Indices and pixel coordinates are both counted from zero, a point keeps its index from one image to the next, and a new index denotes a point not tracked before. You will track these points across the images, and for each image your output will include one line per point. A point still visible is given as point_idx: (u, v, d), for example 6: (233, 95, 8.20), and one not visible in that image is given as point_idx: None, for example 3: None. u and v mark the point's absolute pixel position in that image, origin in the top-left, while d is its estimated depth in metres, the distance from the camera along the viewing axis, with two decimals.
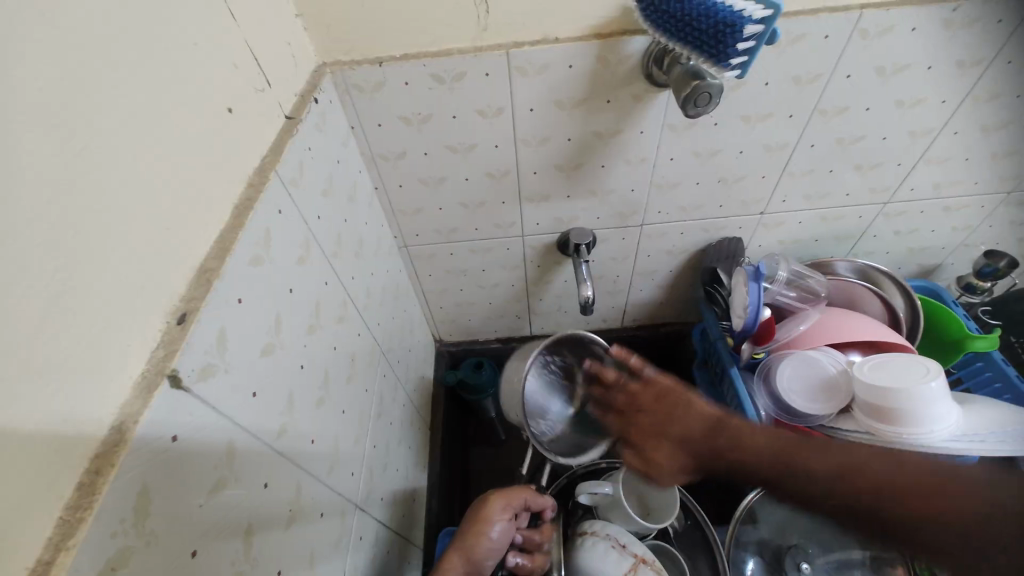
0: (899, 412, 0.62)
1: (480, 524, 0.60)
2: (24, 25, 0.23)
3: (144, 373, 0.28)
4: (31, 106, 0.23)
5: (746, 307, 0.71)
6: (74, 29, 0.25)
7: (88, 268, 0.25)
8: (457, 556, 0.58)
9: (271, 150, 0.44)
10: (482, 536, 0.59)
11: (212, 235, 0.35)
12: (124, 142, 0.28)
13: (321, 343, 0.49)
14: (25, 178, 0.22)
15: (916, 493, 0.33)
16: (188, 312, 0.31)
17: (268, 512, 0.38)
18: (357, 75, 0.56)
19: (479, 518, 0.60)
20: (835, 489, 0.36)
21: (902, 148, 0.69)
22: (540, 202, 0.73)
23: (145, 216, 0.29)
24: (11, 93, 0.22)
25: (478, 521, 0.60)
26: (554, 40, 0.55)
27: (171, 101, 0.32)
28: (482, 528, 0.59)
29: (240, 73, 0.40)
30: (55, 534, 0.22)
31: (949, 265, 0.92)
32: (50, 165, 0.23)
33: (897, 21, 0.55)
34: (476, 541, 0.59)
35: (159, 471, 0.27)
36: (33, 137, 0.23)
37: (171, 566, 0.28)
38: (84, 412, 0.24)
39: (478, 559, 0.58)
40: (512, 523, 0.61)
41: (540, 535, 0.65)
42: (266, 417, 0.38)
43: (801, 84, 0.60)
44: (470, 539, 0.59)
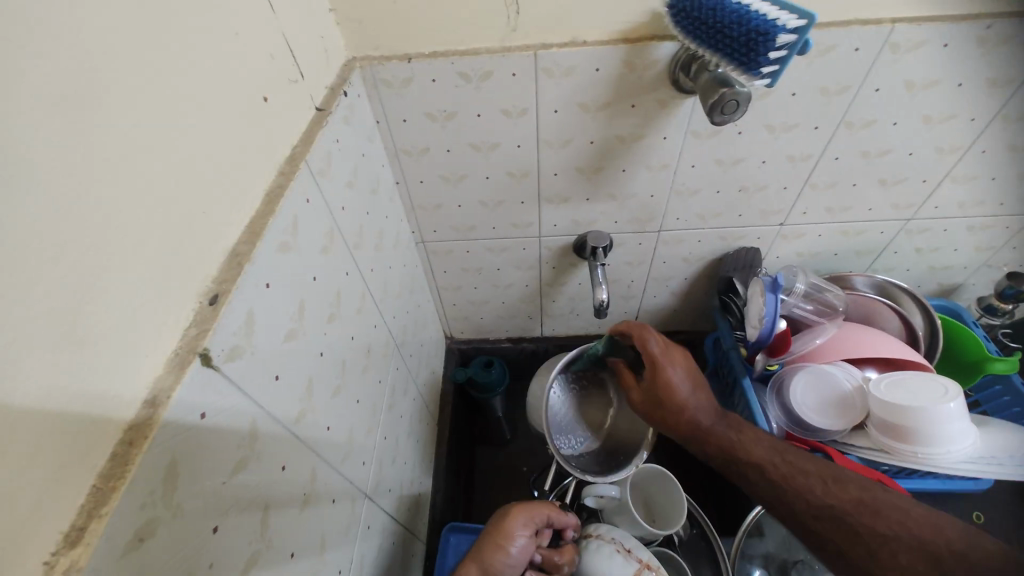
0: (914, 431, 0.61)
1: (499, 538, 0.58)
2: (77, 10, 0.23)
3: (177, 350, 0.28)
4: (78, 89, 0.23)
5: (762, 318, 0.70)
6: (123, 17, 0.26)
7: (128, 246, 0.26)
8: (471, 565, 0.56)
9: (301, 140, 0.44)
10: (502, 552, 0.57)
11: (242, 220, 0.35)
12: (163, 127, 0.29)
13: (340, 332, 0.49)
14: (68, 157, 0.23)
15: (885, 492, 0.48)
16: (219, 294, 0.31)
17: (284, 495, 0.39)
18: (385, 70, 0.57)
19: (499, 529, 0.58)
20: (828, 479, 0.50)
21: (929, 165, 0.68)
22: (559, 203, 0.74)
23: (179, 200, 0.29)
24: (59, 75, 0.23)
25: (498, 534, 0.58)
26: (581, 42, 0.55)
27: (209, 90, 0.33)
28: (501, 542, 0.57)
29: (275, 63, 0.41)
30: (88, 501, 0.23)
31: (970, 285, 0.91)
32: (95, 146, 0.24)
33: (928, 36, 0.54)
34: (492, 552, 0.56)
35: (189, 447, 0.28)
36: (78, 120, 0.23)
37: (193, 540, 0.29)
38: (117, 384, 0.25)
39: (495, 575, 0.56)
40: (531, 538, 0.59)
41: (560, 556, 0.61)
42: (286, 401, 0.39)
43: (828, 95, 0.60)
44: (485, 550, 0.57)
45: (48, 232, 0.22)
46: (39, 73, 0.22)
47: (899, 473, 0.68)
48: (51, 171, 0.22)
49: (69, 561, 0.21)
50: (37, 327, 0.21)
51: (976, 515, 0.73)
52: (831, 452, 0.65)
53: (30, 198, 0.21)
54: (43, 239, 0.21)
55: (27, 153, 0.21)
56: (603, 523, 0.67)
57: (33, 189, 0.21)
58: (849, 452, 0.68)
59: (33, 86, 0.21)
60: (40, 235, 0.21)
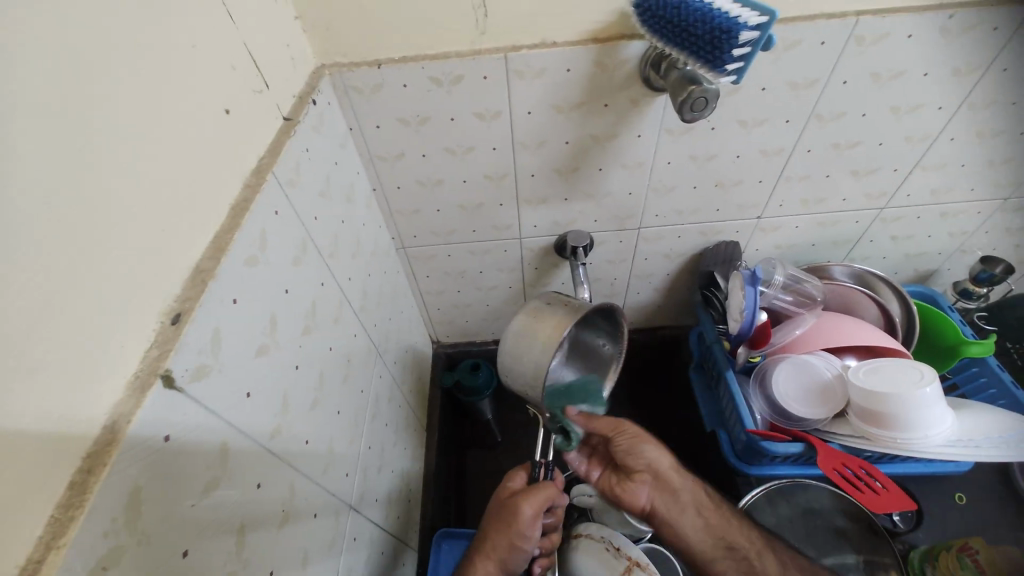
0: (893, 416, 0.62)
1: (511, 539, 0.58)
2: (27, 6, 0.23)
3: (137, 372, 0.28)
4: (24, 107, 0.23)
5: (742, 311, 0.71)
6: (75, 14, 0.26)
7: (84, 266, 0.25)
8: (488, 563, 0.58)
9: (268, 151, 0.44)
10: (516, 550, 0.58)
11: (208, 235, 0.35)
12: (127, 131, 0.28)
13: (316, 345, 0.49)
14: (19, 181, 0.22)
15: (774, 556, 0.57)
16: (182, 312, 0.31)
17: (260, 514, 0.38)
18: (355, 76, 0.56)
19: (510, 531, 0.58)
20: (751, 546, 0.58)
21: (899, 154, 0.70)
22: (537, 204, 0.74)
23: (140, 216, 0.29)
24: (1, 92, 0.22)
25: (508, 538, 0.58)
26: (552, 43, 0.55)
27: (168, 104, 0.32)
28: (514, 542, 0.58)
29: (238, 74, 0.40)
30: (46, 532, 0.22)
31: (945, 270, 0.92)
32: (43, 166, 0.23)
33: (893, 28, 0.55)
34: (508, 553, 0.58)
35: (151, 471, 0.28)
36: (24, 141, 0.22)
37: (160, 566, 0.28)
38: (78, 408, 0.24)
39: (514, 566, 0.59)
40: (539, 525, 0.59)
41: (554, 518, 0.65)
42: (260, 417, 0.38)
43: (798, 88, 0.61)
44: (501, 550, 0.58)
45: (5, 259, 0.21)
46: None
47: (880, 458, 0.69)
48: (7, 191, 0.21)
49: None
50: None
51: (958, 495, 0.75)
52: (814, 441, 0.66)
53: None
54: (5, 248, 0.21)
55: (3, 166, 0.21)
56: (593, 522, 0.67)
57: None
58: (830, 440, 0.69)
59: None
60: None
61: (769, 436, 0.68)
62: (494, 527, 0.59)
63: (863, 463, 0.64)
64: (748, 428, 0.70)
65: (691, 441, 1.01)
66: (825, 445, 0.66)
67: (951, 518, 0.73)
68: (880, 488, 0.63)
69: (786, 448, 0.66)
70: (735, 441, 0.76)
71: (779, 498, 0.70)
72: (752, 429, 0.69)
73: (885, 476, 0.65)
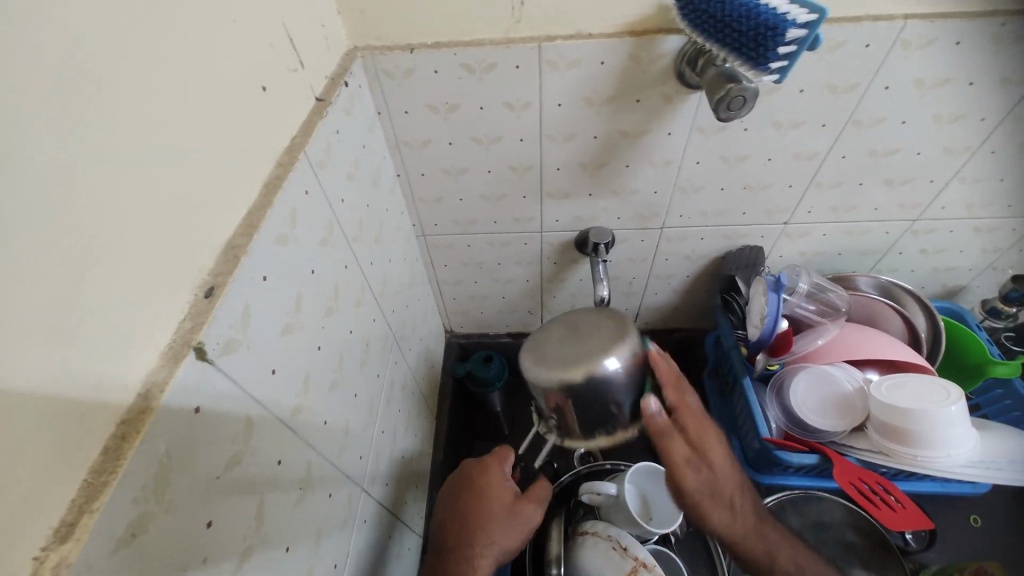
0: (915, 433, 0.61)
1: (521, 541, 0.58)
2: None
3: (171, 343, 0.28)
4: (63, 84, 0.22)
5: (764, 317, 0.70)
6: None
7: (118, 240, 0.25)
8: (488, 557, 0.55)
9: (300, 130, 0.44)
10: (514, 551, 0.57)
11: (241, 212, 0.35)
12: (160, 104, 0.28)
13: (337, 327, 0.49)
14: (58, 157, 0.22)
15: None
16: (215, 287, 0.31)
17: (280, 488, 0.38)
18: (387, 60, 0.56)
19: (524, 533, 0.58)
20: None
21: (937, 165, 0.68)
22: (561, 198, 0.73)
23: (172, 190, 0.29)
24: (34, 60, 0.21)
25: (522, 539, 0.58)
26: (586, 35, 0.54)
27: (205, 83, 0.32)
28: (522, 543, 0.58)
29: (275, 52, 0.40)
30: (79, 496, 0.23)
31: (975, 287, 0.90)
32: (58, 154, 0.22)
33: (940, 34, 0.53)
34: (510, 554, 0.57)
35: (181, 440, 0.28)
36: (64, 117, 0.22)
37: (186, 535, 0.28)
38: (110, 377, 0.24)
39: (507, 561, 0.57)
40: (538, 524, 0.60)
41: None
42: (283, 394, 0.39)
43: (836, 92, 0.59)
44: (506, 549, 0.56)
45: (36, 236, 0.21)
46: (16, 60, 0.20)
47: (896, 475, 0.67)
48: (12, 186, 0.20)
49: (58, 557, 0.21)
50: (7, 331, 0.20)
51: (973, 517, 0.74)
52: (829, 453, 0.65)
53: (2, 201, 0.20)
54: (37, 213, 0.21)
55: (37, 130, 0.21)
56: (600, 520, 0.67)
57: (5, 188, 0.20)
58: (847, 453, 0.67)
59: (17, 81, 0.20)
60: (15, 241, 0.20)
61: (783, 445, 0.67)
62: (501, 525, 0.57)
63: (880, 480, 0.63)
64: (763, 436, 0.69)
65: None
66: (841, 458, 0.65)
67: (965, 538, 0.72)
68: (896, 505, 0.62)
69: (800, 459, 0.65)
70: (747, 447, 0.74)
71: (790, 507, 0.70)
72: (766, 437, 0.69)
73: (901, 492, 0.64)
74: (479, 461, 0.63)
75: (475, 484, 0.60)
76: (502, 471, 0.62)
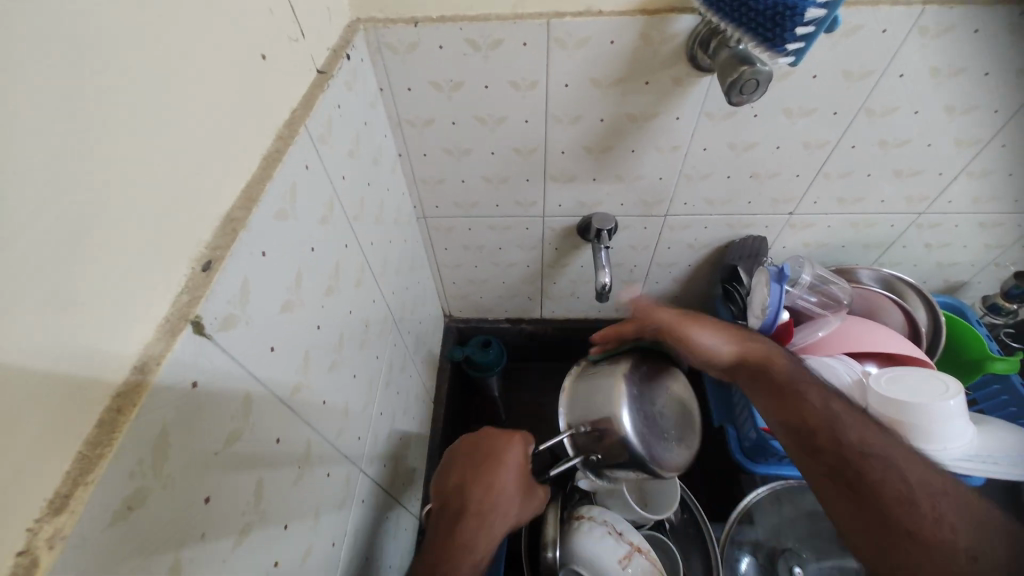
0: (913, 425, 0.61)
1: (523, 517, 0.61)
2: None
3: (168, 316, 0.27)
4: (59, 44, 0.21)
5: (766, 307, 0.69)
6: None
7: (113, 208, 0.24)
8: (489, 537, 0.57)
9: (301, 103, 0.42)
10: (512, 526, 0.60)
11: (240, 185, 0.34)
12: (157, 69, 0.27)
13: (337, 306, 0.48)
14: (51, 123, 0.21)
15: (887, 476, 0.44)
16: (213, 260, 0.30)
17: (280, 465, 0.38)
18: (390, 34, 0.54)
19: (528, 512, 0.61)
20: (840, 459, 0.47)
21: (947, 158, 0.67)
22: (565, 182, 0.72)
23: (169, 159, 0.28)
24: (30, 18, 0.20)
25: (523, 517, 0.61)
26: (597, 12, 0.52)
27: (204, 49, 0.31)
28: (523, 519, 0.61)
29: (275, 20, 0.39)
30: (73, 468, 0.22)
31: (976, 282, 0.89)
32: (49, 118, 0.21)
33: (959, 21, 0.52)
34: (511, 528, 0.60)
35: (179, 414, 0.27)
36: (59, 80, 0.21)
37: (185, 509, 0.28)
38: (107, 348, 0.24)
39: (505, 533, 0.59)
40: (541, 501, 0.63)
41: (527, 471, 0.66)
42: (282, 373, 0.38)
43: (850, 79, 0.58)
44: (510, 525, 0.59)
45: (31, 201, 0.20)
46: (10, 15, 0.19)
47: None
48: (4, 162, 0.19)
49: (53, 529, 0.21)
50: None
51: None
52: None
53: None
54: (33, 177, 0.20)
55: (28, 91, 0.20)
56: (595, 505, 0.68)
57: (1, 156, 0.19)
58: None
59: (14, 44, 0.20)
60: (13, 210, 0.20)
61: None
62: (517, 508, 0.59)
63: None
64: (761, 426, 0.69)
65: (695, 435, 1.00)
66: None
67: None
68: None
69: None
70: (743, 436, 0.74)
71: (786, 497, 0.69)
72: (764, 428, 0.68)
73: None
74: (504, 435, 0.62)
75: (492, 460, 0.60)
76: (525, 451, 0.61)
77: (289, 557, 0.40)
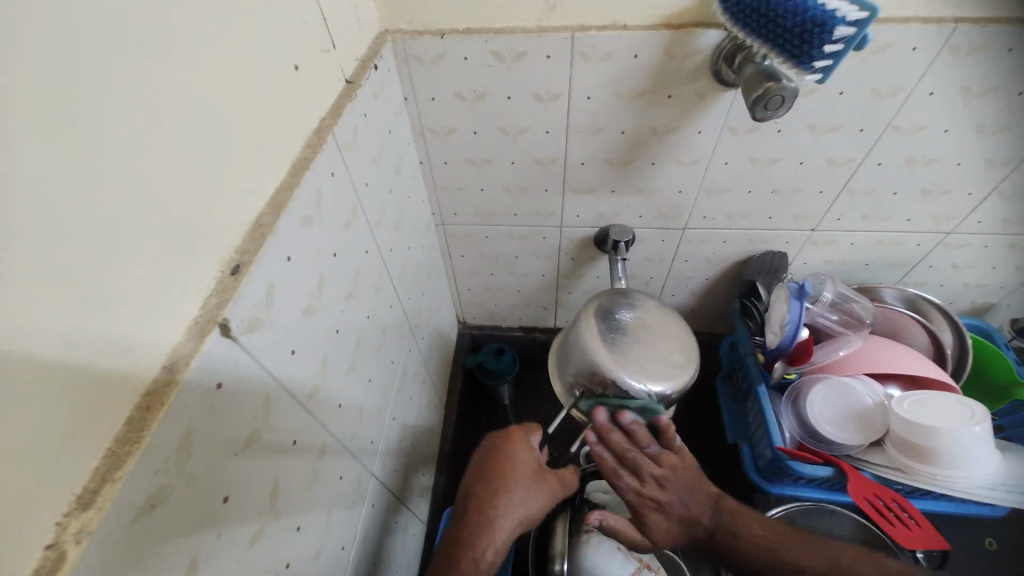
0: (936, 451, 0.59)
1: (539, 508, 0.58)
2: None
3: (197, 318, 0.28)
4: (102, 56, 0.22)
5: (785, 324, 0.68)
6: None
7: (147, 214, 0.25)
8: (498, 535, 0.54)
9: (330, 112, 0.43)
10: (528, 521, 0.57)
11: (268, 191, 0.35)
12: (195, 79, 0.28)
13: (357, 312, 0.49)
14: (93, 130, 0.22)
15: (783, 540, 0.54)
16: (241, 264, 0.31)
17: (295, 469, 0.39)
18: (417, 45, 0.55)
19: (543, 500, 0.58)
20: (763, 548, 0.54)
21: (977, 177, 0.65)
22: (584, 193, 0.72)
23: (204, 166, 0.29)
24: (78, 31, 0.21)
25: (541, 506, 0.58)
26: (621, 27, 0.52)
27: (240, 59, 0.32)
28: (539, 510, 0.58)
29: (308, 32, 0.40)
30: (102, 465, 0.23)
31: (1005, 305, 0.87)
32: (90, 127, 0.22)
33: (992, 39, 0.51)
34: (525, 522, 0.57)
35: (204, 414, 0.28)
36: (99, 89, 0.22)
37: (204, 509, 0.29)
38: (140, 346, 0.25)
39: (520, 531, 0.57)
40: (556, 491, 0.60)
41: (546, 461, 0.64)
42: (301, 376, 0.39)
43: (878, 97, 0.57)
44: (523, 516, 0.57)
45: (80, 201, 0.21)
46: (56, 29, 0.20)
47: (912, 491, 0.66)
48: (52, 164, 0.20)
49: (80, 524, 0.21)
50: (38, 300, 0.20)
51: (989, 541, 0.72)
52: (844, 467, 0.63)
53: (37, 172, 0.20)
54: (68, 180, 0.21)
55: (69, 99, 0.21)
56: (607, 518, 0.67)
57: (36, 161, 0.20)
58: (862, 468, 0.65)
59: (56, 56, 0.20)
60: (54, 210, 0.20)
61: (797, 456, 0.65)
62: (523, 490, 0.57)
63: (896, 497, 0.62)
64: (777, 445, 0.67)
65: (709, 452, 0.98)
66: (857, 471, 0.63)
67: (979, 559, 0.70)
68: (912, 524, 0.61)
69: (814, 471, 0.64)
70: (759, 455, 0.73)
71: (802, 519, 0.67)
72: (780, 447, 0.67)
73: (917, 510, 0.63)
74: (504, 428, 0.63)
75: (493, 448, 0.60)
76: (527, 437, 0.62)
77: (301, 559, 0.40)
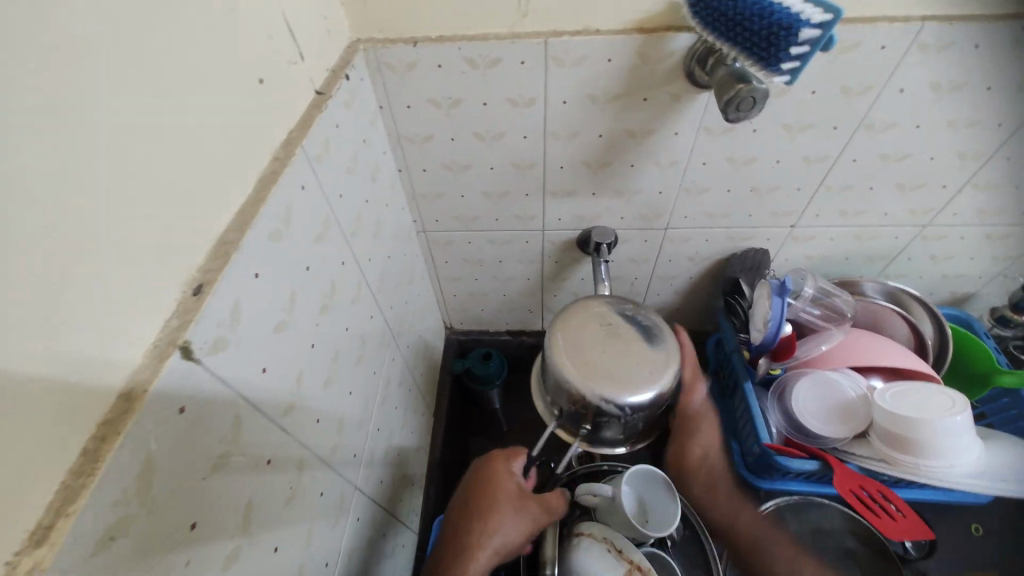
0: (919, 442, 0.60)
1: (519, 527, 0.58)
2: None
3: (157, 341, 0.27)
4: (53, 75, 0.22)
5: (767, 321, 0.68)
6: None
7: (106, 236, 0.24)
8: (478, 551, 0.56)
9: (299, 124, 0.43)
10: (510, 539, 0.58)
11: (234, 207, 0.34)
12: (156, 96, 0.27)
13: (333, 325, 0.48)
14: (45, 153, 0.21)
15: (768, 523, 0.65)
16: (203, 284, 0.30)
17: (270, 489, 0.38)
18: (389, 54, 0.55)
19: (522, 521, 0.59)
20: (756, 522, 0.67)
21: (951, 171, 0.66)
22: (564, 197, 0.72)
23: (167, 186, 0.28)
24: (28, 51, 0.21)
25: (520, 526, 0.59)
26: (594, 31, 0.52)
27: (204, 74, 0.31)
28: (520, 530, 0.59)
29: (274, 45, 0.39)
30: (57, 499, 0.22)
31: (983, 294, 0.88)
32: (43, 150, 0.21)
33: (959, 36, 0.52)
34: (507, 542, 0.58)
35: (165, 439, 0.27)
36: (50, 109, 0.22)
37: (169, 537, 0.28)
38: (95, 374, 0.24)
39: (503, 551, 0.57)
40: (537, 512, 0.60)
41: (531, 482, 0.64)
42: (275, 393, 0.38)
43: (850, 95, 0.57)
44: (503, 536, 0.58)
45: (30, 227, 0.21)
46: (27, 42, 0.20)
47: (897, 482, 0.66)
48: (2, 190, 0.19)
49: (33, 562, 0.20)
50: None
51: (975, 527, 0.73)
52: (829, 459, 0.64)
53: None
54: (17, 207, 0.20)
55: (21, 123, 0.20)
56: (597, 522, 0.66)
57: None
58: (847, 460, 0.66)
59: (27, 74, 0.20)
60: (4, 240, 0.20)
61: (783, 451, 0.66)
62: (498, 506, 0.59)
63: (881, 487, 0.62)
64: (763, 441, 0.68)
65: None
66: (842, 464, 0.64)
67: (964, 546, 0.71)
68: (897, 513, 0.61)
69: (801, 465, 0.64)
70: (746, 452, 0.73)
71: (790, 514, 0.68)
72: (767, 443, 0.67)
73: (902, 501, 0.63)
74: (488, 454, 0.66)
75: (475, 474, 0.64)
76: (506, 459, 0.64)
77: None
